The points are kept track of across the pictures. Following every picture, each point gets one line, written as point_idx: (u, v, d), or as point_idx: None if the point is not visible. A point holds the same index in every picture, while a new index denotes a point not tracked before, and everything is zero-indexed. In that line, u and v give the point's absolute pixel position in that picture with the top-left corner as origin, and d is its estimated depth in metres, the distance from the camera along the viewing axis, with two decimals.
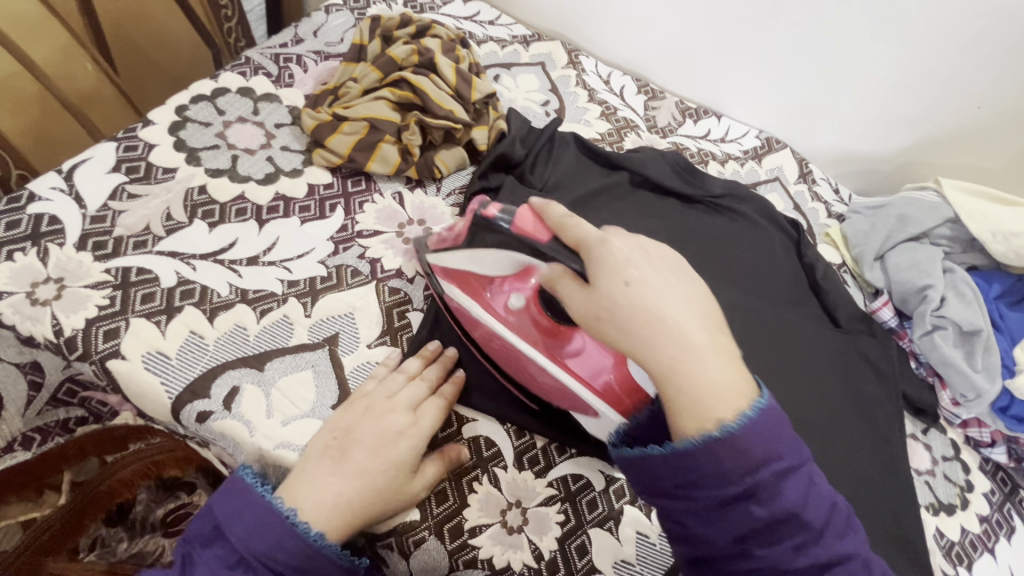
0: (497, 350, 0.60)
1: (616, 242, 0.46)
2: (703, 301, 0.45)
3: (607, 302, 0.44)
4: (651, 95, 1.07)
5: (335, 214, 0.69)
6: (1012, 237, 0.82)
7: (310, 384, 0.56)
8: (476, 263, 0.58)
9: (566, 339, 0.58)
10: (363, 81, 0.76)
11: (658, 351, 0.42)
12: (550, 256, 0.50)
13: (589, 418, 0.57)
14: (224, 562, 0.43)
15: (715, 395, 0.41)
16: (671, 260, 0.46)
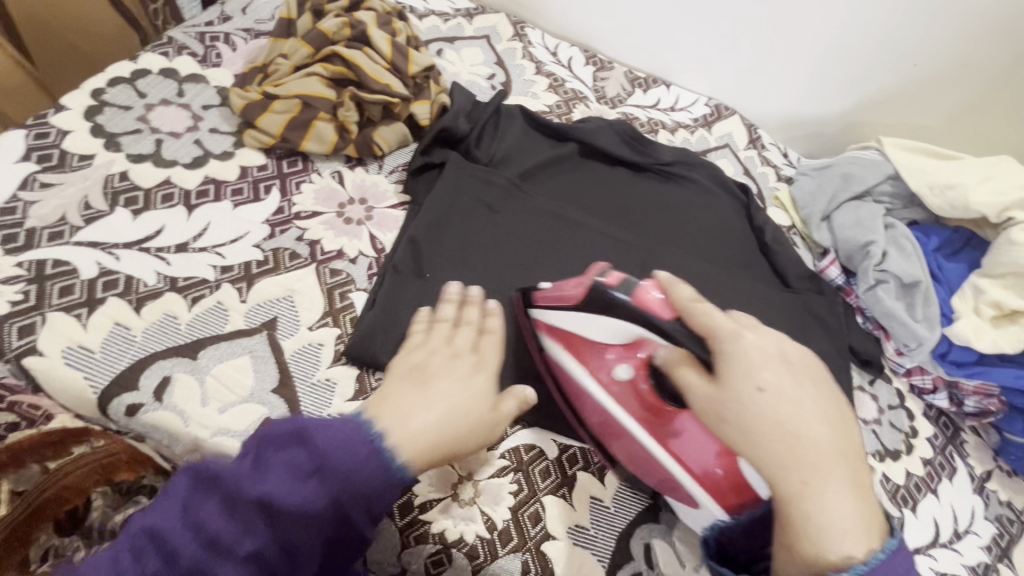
0: (594, 422, 0.60)
1: (751, 337, 0.47)
2: (840, 424, 0.45)
3: (732, 405, 0.45)
4: (599, 66, 1.06)
5: (270, 196, 0.67)
6: (948, 189, 0.84)
7: (248, 370, 0.55)
8: (586, 328, 0.57)
9: (671, 417, 0.55)
10: (293, 57, 0.73)
11: (780, 468, 0.42)
12: (671, 337, 0.50)
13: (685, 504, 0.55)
14: (300, 471, 0.40)
15: (846, 528, 0.40)
16: (811, 367, 0.47)
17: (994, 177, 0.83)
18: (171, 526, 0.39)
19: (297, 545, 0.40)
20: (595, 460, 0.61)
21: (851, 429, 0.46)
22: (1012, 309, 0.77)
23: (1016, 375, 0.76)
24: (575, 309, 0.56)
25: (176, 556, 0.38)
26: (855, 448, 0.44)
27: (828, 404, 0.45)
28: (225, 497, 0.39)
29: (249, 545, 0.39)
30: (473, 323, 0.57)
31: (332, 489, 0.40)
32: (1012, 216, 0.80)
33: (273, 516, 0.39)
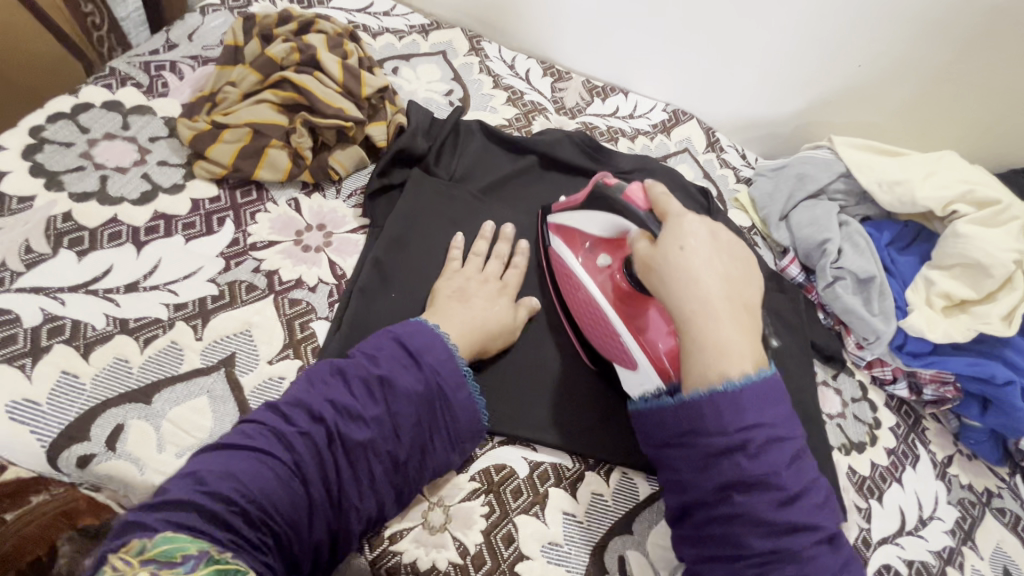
0: (573, 303, 0.68)
1: (693, 220, 0.55)
2: (743, 287, 0.54)
3: (661, 258, 0.54)
4: (557, 77, 1.07)
5: (224, 228, 0.66)
6: (896, 185, 0.86)
7: (206, 411, 0.53)
8: (582, 219, 0.67)
9: (638, 305, 0.64)
10: (242, 85, 0.72)
11: (684, 302, 0.51)
12: (643, 220, 0.58)
13: (628, 375, 0.63)
14: (401, 361, 0.55)
15: (724, 349, 0.50)
16: (733, 246, 0.55)
17: (938, 172, 0.86)
18: (312, 397, 0.50)
19: (406, 418, 0.53)
20: (566, 475, 0.61)
21: (752, 292, 0.54)
22: (962, 299, 0.80)
23: (969, 362, 0.78)
24: (581, 206, 0.67)
25: (321, 418, 0.49)
26: (753, 306, 0.53)
27: (735, 269, 0.54)
28: (350, 380, 0.52)
29: (374, 409, 0.51)
30: (501, 256, 0.72)
31: (430, 373, 0.55)
32: (956, 210, 0.83)
33: (389, 387, 0.52)
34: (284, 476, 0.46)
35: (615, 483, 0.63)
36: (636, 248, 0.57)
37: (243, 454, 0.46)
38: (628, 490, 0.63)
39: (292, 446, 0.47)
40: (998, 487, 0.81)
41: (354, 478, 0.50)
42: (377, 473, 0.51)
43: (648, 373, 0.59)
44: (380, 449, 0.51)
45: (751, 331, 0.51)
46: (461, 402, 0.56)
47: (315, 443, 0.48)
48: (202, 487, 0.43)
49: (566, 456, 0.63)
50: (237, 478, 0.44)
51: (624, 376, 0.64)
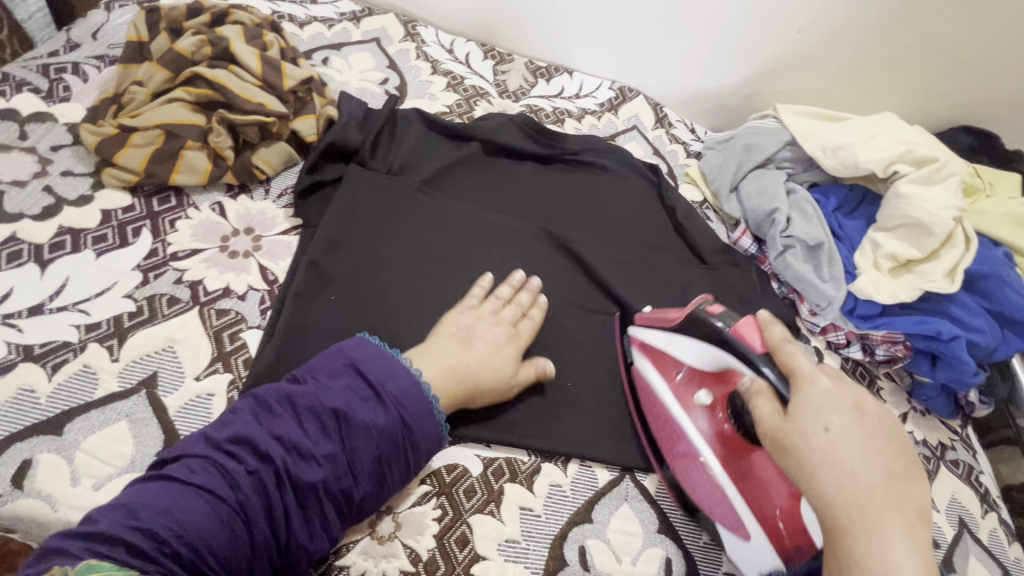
0: (664, 445, 0.62)
1: (829, 382, 0.46)
2: (906, 480, 0.44)
3: (796, 437, 0.45)
4: (498, 59, 1.03)
5: (140, 238, 0.62)
6: (839, 149, 0.86)
7: (126, 438, 0.50)
8: (677, 347, 0.61)
9: (746, 454, 0.57)
10: (150, 83, 0.67)
11: (832, 504, 0.43)
12: (758, 366, 0.52)
13: (731, 539, 0.57)
14: (359, 393, 0.53)
15: (891, 573, 0.40)
16: (885, 424, 0.45)
17: (877, 135, 0.87)
18: (257, 432, 0.49)
19: (363, 454, 0.51)
20: (522, 469, 0.60)
21: (917, 486, 0.44)
22: (907, 259, 0.80)
23: (916, 321, 0.79)
24: (678, 329, 0.60)
25: (267, 455, 0.48)
26: (919, 506, 0.43)
27: (895, 457, 0.44)
28: (300, 412, 0.51)
29: (326, 446, 0.50)
30: (520, 304, 0.67)
31: (390, 404, 0.53)
32: (897, 169, 0.83)
33: (344, 421, 0.51)
34: (226, 517, 0.45)
35: (574, 474, 0.61)
36: (758, 410, 0.49)
37: (184, 495, 0.45)
38: (588, 479, 0.61)
39: (238, 486, 0.46)
40: (951, 440, 0.83)
41: (304, 518, 0.48)
42: (330, 513, 0.49)
43: (766, 549, 0.53)
44: (332, 489, 0.49)
45: (923, 549, 0.41)
46: (425, 431, 0.54)
47: (262, 482, 0.47)
48: (136, 523, 0.42)
49: (521, 450, 0.61)
50: (173, 515, 0.43)
51: (726, 537, 0.58)
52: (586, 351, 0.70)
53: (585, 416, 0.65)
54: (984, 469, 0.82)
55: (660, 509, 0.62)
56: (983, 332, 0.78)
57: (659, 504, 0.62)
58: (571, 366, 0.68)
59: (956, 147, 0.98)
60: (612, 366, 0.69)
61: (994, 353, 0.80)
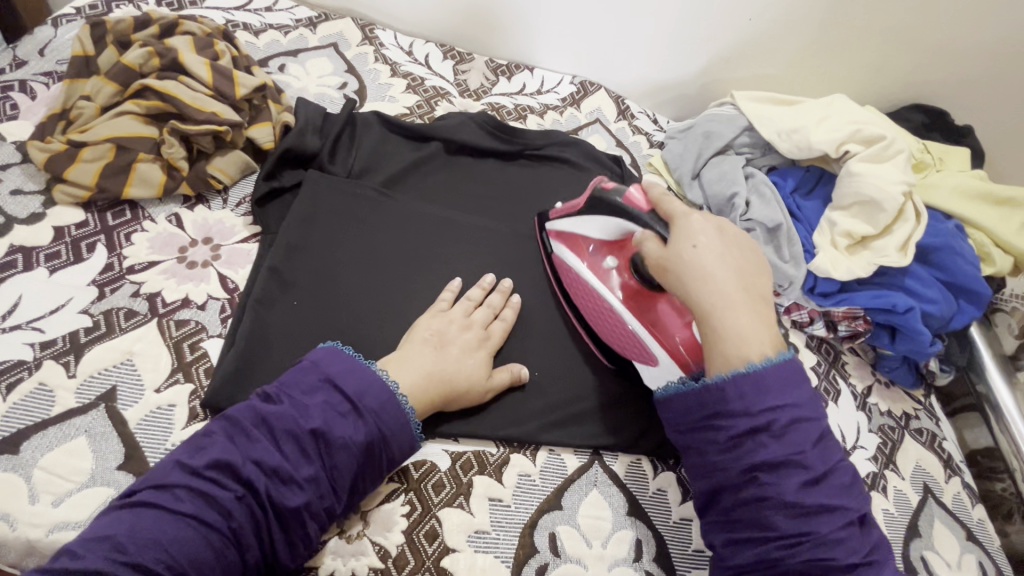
0: (586, 310, 0.69)
1: (695, 216, 0.57)
2: (755, 275, 0.56)
3: (675, 258, 0.56)
4: (458, 59, 1.03)
5: (95, 254, 0.62)
6: (794, 132, 0.88)
7: (85, 453, 0.50)
8: (585, 225, 0.68)
9: (653, 302, 0.65)
10: (98, 98, 0.68)
11: (700, 295, 0.54)
12: (645, 222, 0.60)
13: (647, 369, 0.64)
14: (336, 410, 0.52)
15: (741, 335, 0.53)
16: (740, 237, 0.57)
17: (829, 116, 0.89)
18: (236, 457, 0.48)
19: (345, 471, 0.51)
20: (490, 461, 0.61)
21: (764, 280, 0.56)
22: (863, 236, 0.82)
23: (873, 295, 0.81)
24: (581, 211, 0.68)
25: (251, 483, 0.48)
26: (764, 293, 0.56)
27: (744, 258, 0.56)
28: (278, 434, 0.50)
29: (308, 469, 0.49)
30: (492, 306, 0.68)
31: (369, 419, 0.53)
32: (848, 149, 0.85)
33: (324, 442, 0.50)
34: (218, 543, 0.46)
35: (542, 463, 0.62)
36: (646, 249, 0.58)
37: (167, 523, 0.45)
38: (556, 467, 0.62)
39: (227, 512, 0.46)
40: (915, 410, 0.84)
41: (288, 539, 0.49)
42: (313, 531, 0.50)
43: (670, 369, 0.61)
44: (317, 508, 0.49)
45: (766, 320, 0.54)
46: (403, 443, 0.54)
47: (249, 507, 0.47)
48: (123, 556, 0.43)
49: (489, 442, 0.62)
50: (163, 547, 0.44)
51: (645, 372, 0.65)
52: (553, 343, 0.70)
53: (551, 405, 0.66)
54: (947, 436, 0.84)
55: (630, 493, 0.63)
56: (937, 302, 0.80)
57: (628, 487, 0.63)
58: (536, 358, 0.69)
59: (910, 125, 1.00)
60: (578, 354, 0.70)
61: (949, 323, 0.82)
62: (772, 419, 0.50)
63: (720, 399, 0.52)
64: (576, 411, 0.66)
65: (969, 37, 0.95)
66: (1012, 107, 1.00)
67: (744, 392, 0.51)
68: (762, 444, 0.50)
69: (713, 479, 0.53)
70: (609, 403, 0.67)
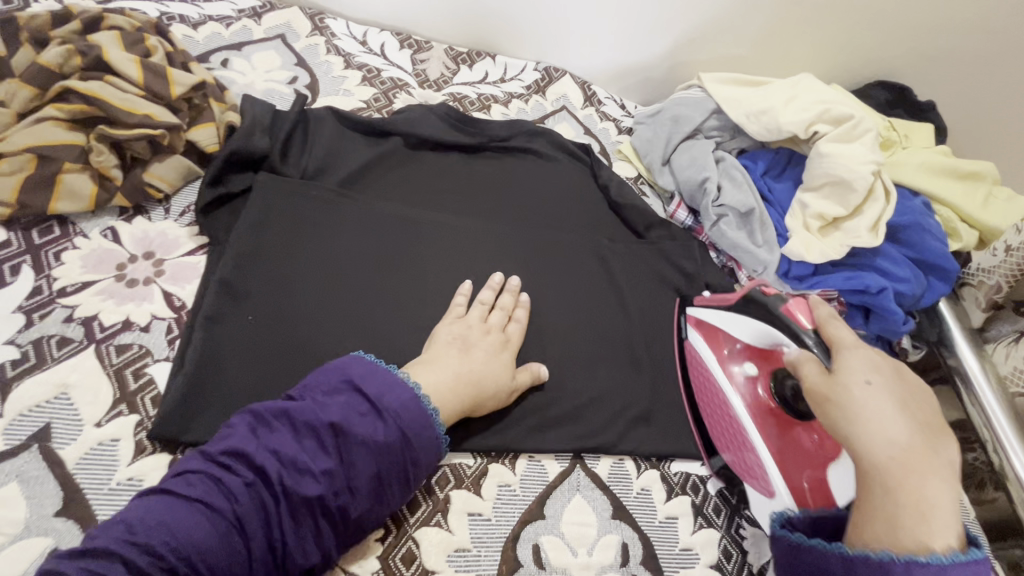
0: (709, 415, 0.66)
1: (867, 351, 0.51)
2: (940, 438, 0.47)
3: (841, 390, 0.48)
4: (416, 47, 0.98)
5: (20, 277, 0.57)
6: (762, 114, 0.87)
7: (19, 500, 0.46)
8: (733, 323, 0.65)
9: (793, 429, 0.62)
10: (13, 103, 0.62)
11: (871, 449, 0.45)
12: (807, 342, 0.56)
13: (759, 497, 0.60)
14: (358, 408, 0.51)
15: (921, 512, 0.43)
16: (919, 390, 0.49)
17: (797, 97, 0.88)
18: (254, 446, 0.48)
19: (363, 470, 0.49)
20: (467, 474, 0.58)
21: (952, 445, 0.46)
22: (834, 217, 0.82)
23: (846, 277, 0.80)
24: (734, 307, 0.65)
25: (263, 470, 0.47)
26: (954, 462, 0.46)
27: (929, 416, 0.47)
28: (297, 426, 0.49)
29: (325, 462, 0.48)
30: (505, 308, 0.67)
31: (390, 420, 0.51)
32: (818, 129, 0.84)
33: (342, 437, 0.49)
34: (223, 529, 0.44)
35: (522, 471, 0.60)
36: (805, 371, 0.52)
37: (177, 506, 0.44)
38: (537, 474, 0.60)
39: (233, 498, 0.45)
40: None
41: (299, 536, 0.47)
42: (326, 530, 0.48)
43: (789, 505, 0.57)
44: (330, 504, 0.48)
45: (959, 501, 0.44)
46: (426, 445, 0.52)
47: (258, 496, 0.46)
48: (133, 536, 0.42)
49: (465, 453, 0.60)
50: (170, 528, 0.43)
51: (754, 497, 0.61)
52: (529, 344, 0.68)
53: (533, 408, 0.63)
54: None
55: (613, 495, 0.61)
56: (908, 281, 0.81)
57: (612, 489, 0.61)
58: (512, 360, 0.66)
59: (874, 103, 1.00)
60: (556, 354, 0.68)
61: (919, 300, 0.83)
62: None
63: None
64: (554, 411, 0.64)
65: (931, 12, 0.94)
66: (973, 80, 1.01)
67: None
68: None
69: None
70: (589, 400, 0.65)
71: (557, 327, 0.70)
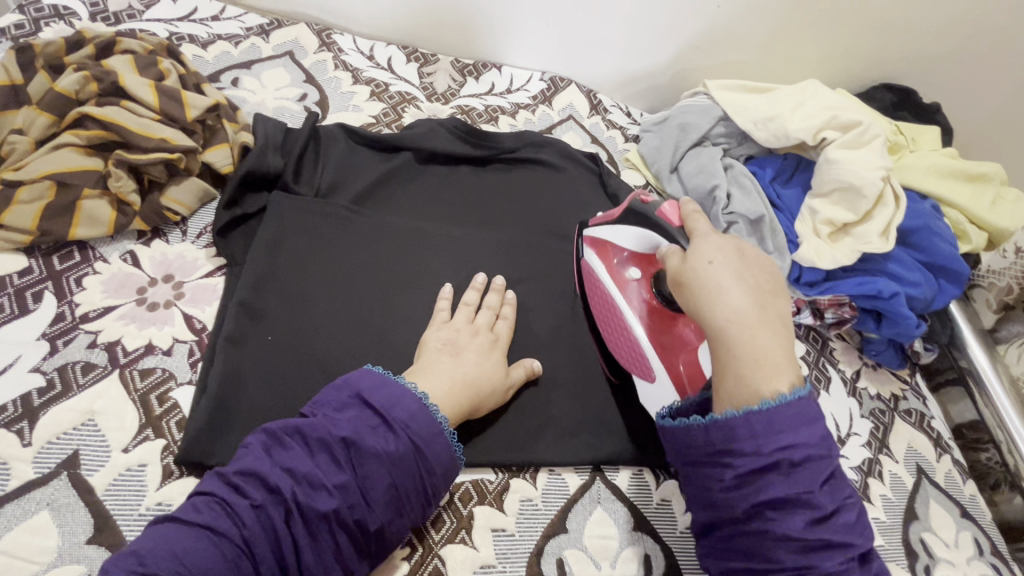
0: (603, 324, 0.67)
1: (713, 238, 0.54)
2: (774, 299, 0.50)
3: (689, 273, 0.52)
4: (423, 61, 0.99)
5: (43, 303, 0.57)
6: (770, 121, 0.87)
7: (50, 529, 0.47)
8: (616, 232, 0.67)
9: (673, 324, 0.63)
10: (30, 131, 0.63)
11: (714, 316, 0.49)
12: (677, 239, 0.59)
13: (644, 387, 0.63)
14: (369, 422, 0.51)
15: (756, 363, 0.47)
16: (762, 261, 0.53)
17: (804, 104, 0.88)
18: (267, 466, 0.48)
19: (375, 484, 0.49)
20: (490, 489, 0.59)
21: (785, 303, 0.51)
22: (844, 222, 0.82)
23: (858, 283, 0.81)
24: (618, 219, 0.67)
25: (276, 489, 0.47)
26: (789, 319, 0.50)
27: (767, 282, 0.51)
28: (310, 443, 0.49)
29: (339, 476, 0.49)
30: (492, 306, 0.67)
31: (400, 431, 0.51)
32: (826, 136, 0.84)
33: (354, 449, 0.49)
34: (231, 555, 0.44)
35: (543, 485, 0.60)
36: (668, 262, 0.55)
37: (188, 533, 0.44)
38: (558, 488, 0.61)
39: (242, 522, 0.45)
40: (902, 390, 0.85)
41: (316, 552, 0.47)
42: (342, 544, 0.48)
43: (668, 390, 0.60)
44: (346, 519, 0.48)
45: (793, 348, 0.48)
46: (438, 454, 0.53)
47: (268, 517, 0.46)
48: (142, 569, 0.42)
49: (487, 468, 0.60)
50: (179, 558, 0.43)
51: (640, 388, 0.64)
52: (545, 354, 0.68)
53: (550, 421, 0.64)
54: (935, 415, 0.85)
55: (633, 506, 0.61)
56: (919, 285, 0.81)
57: (632, 501, 0.62)
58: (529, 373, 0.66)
59: (880, 105, 1.01)
60: (570, 365, 0.68)
61: (931, 303, 0.83)
62: (783, 457, 0.45)
63: (728, 436, 0.47)
64: (571, 422, 0.64)
65: (936, 17, 0.95)
66: (978, 82, 1.01)
67: (754, 427, 0.45)
68: (769, 481, 0.45)
69: (711, 512, 0.49)
70: (606, 411, 0.66)
71: (571, 338, 0.70)
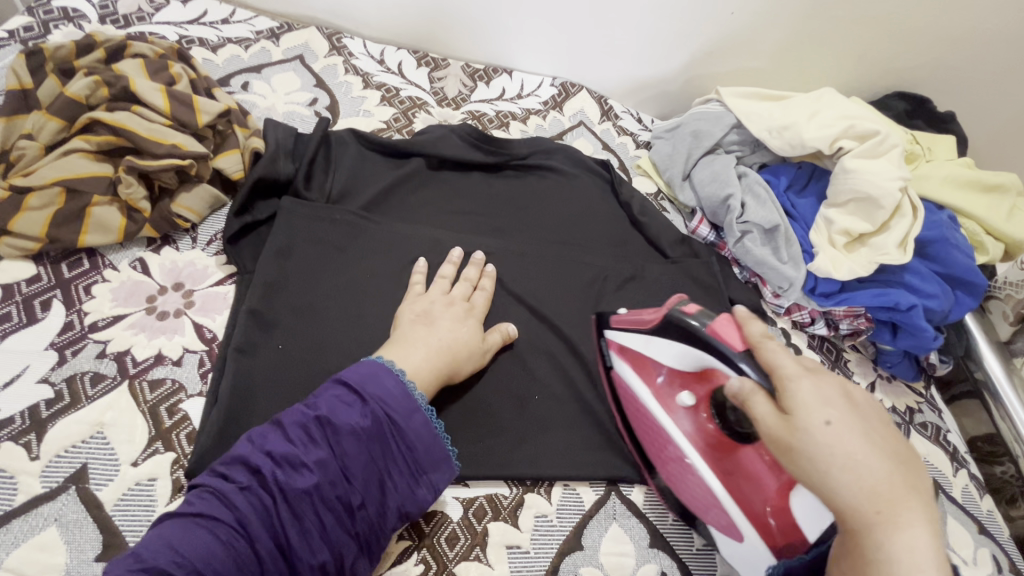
0: (656, 454, 0.60)
1: (816, 377, 0.45)
2: (905, 466, 0.43)
3: (802, 436, 0.43)
4: (433, 65, 0.98)
5: (51, 312, 0.57)
6: (785, 129, 0.86)
7: (58, 546, 0.46)
8: (655, 348, 0.58)
9: (741, 453, 0.55)
10: (40, 135, 0.62)
11: (847, 496, 0.42)
12: (741, 366, 0.49)
13: (727, 539, 0.55)
14: (343, 400, 0.51)
15: (907, 563, 0.40)
16: (874, 411, 0.46)
17: (820, 112, 0.87)
18: (249, 449, 0.48)
19: (355, 458, 0.49)
20: (504, 505, 0.58)
21: (916, 471, 0.44)
22: (860, 233, 0.81)
23: (875, 294, 0.79)
24: (655, 331, 0.58)
25: (259, 470, 0.47)
26: (927, 486, 0.44)
27: (892, 444, 0.44)
28: (287, 424, 0.49)
29: (316, 453, 0.48)
30: (470, 279, 0.67)
31: (374, 405, 0.51)
32: (842, 145, 0.83)
33: (328, 426, 0.49)
34: (225, 536, 0.44)
35: (558, 501, 0.59)
36: (755, 409, 0.46)
37: (183, 523, 0.44)
38: (573, 503, 0.59)
39: (233, 504, 0.45)
40: (917, 403, 0.84)
41: (304, 531, 0.46)
42: (328, 522, 0.47)
43: (760, 547, 0.52)
44: (328, 495, 0.47)
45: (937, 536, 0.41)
46: (417, 428, 0.52)
47: (256, 497, 0.46)
48: (141, 564, 0.41)
49: (500, 482, 0.59)
50: (174, 548, 0.42)
51: (720, 536, 0.56)
52: (559, 365, 0.67)
53: (565, 434, 0.63)
54: (951, 428, 0.84)
55: (649, 522, 0.60)
56: (936, 297, 0.80)
57: (648, 517, 0.60)
58: (542, 384, 0.65)
59: (894, 113, 1.00)
60: (585, 378, 0.67)
61: (948, 315, 0.82)
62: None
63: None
64: (586, 434, 0.63)
65: (952, 26, 0.94)
66: (993, 91, 1.00)
67: None
68: None
69: None
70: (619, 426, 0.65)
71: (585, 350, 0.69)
